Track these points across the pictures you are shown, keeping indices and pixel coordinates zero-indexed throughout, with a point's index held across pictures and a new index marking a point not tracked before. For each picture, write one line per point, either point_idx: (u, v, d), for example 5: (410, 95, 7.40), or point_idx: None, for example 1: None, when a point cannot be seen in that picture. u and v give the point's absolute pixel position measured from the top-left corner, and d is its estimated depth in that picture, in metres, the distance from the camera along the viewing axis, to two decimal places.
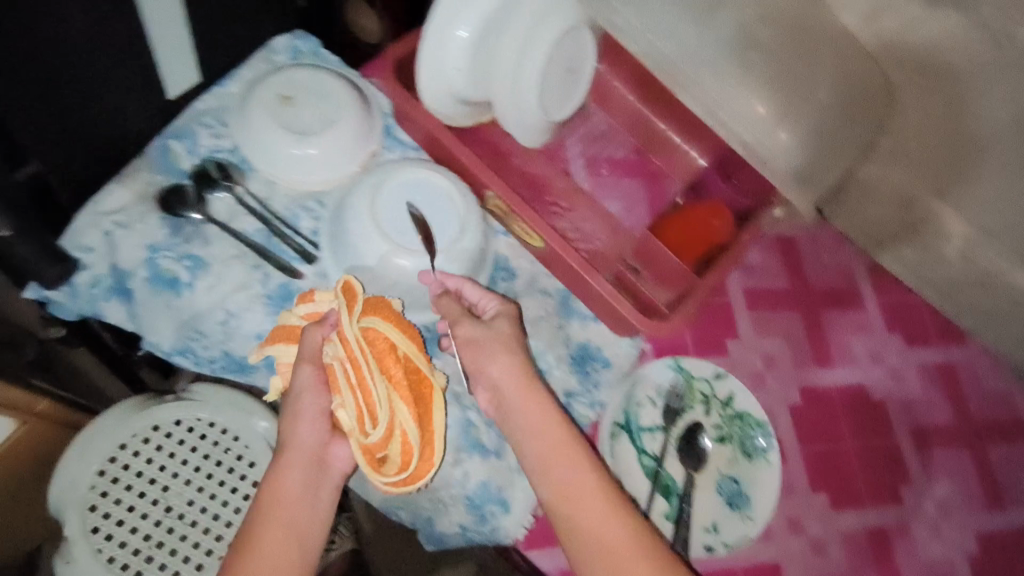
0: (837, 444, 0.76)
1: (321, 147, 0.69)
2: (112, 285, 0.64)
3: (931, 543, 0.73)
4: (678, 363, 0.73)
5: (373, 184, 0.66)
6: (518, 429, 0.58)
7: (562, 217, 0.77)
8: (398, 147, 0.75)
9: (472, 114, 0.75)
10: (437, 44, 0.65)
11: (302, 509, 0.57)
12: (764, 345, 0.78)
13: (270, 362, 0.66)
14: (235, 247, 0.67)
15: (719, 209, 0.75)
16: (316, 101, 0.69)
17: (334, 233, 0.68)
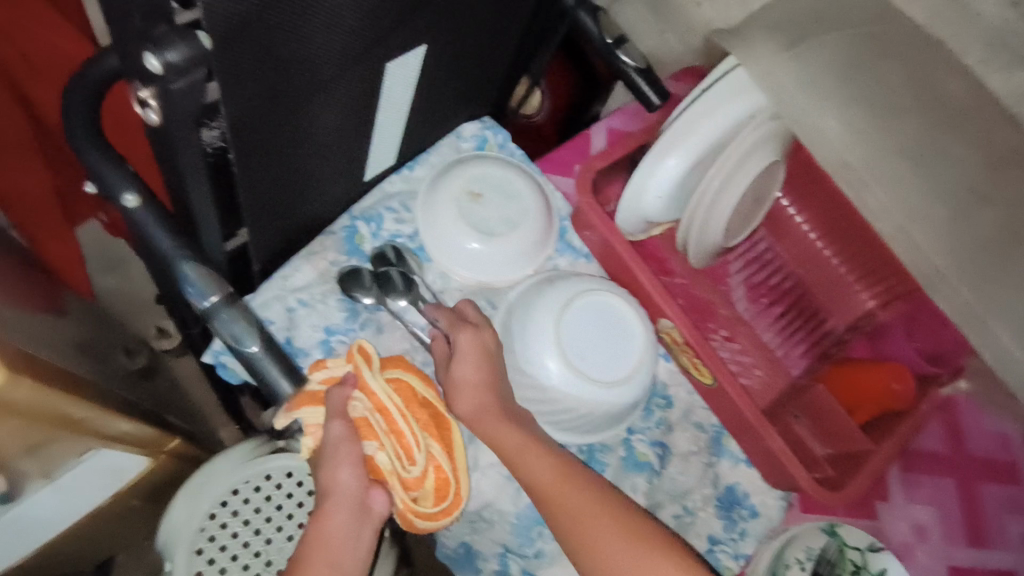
0: None
1: (504, 250, 0.69)
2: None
3: None
4: (833, 527, 0.64)
5: (557, 300, 0.65)
6: (558, 488, 0.55)
7: (723, 346, 0.75)
8: (569, 253, 0.75)
9: (651, 230, 0.73)
10: (653, 173, 0.63)
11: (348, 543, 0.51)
12: (915, 513, 0.73)
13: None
14: (405, 339, 0.67)
15: (903, 373, 0.70)
16: (505, 201, 0.69)
17: (507, 341, 0.67)
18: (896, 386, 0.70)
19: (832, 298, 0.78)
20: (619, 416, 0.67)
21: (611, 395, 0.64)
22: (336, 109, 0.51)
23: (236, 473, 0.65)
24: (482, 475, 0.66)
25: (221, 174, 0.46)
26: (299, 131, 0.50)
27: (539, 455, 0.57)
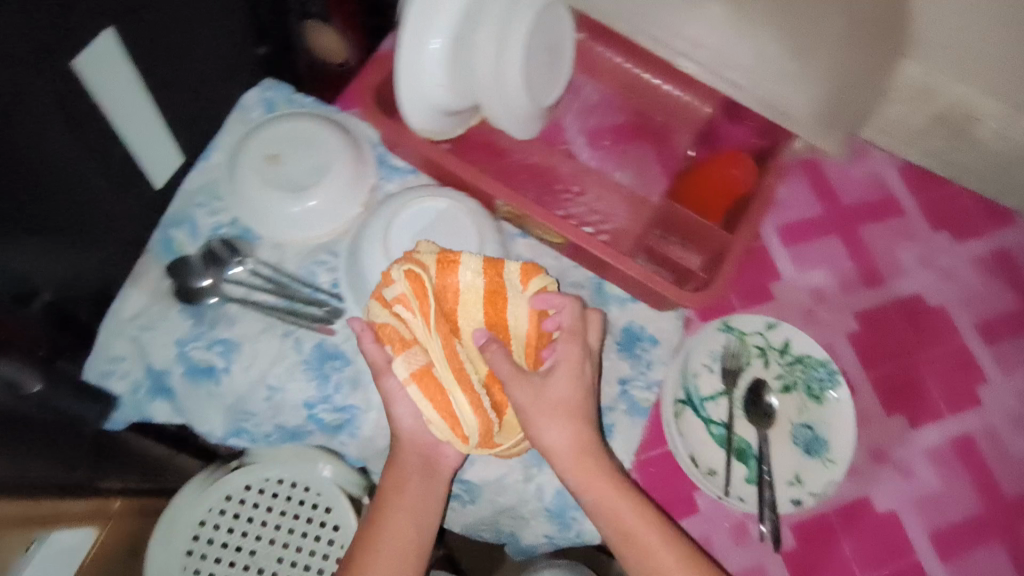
0: (903, 362, 0.73)
1: (321, 198, 0.67)
2: (153, 386, 0.65)
3: (1018, 438, 0.71)
4: (728, 322, 0.70)
5: (383, 221, 0.66)
6: (595, 488, 0.56)
7: (579, 203, 0.75)
8: (396, 176, 0.74)
9: (460, 122, 0.72)
10: (415, 62, 0.61)
11: (407, 531, 0.57)
12: (808, 279, 0.76)
13: (323, 424, 0.66)
14: (263, 319, 0.67)
15: (736, 158, 0.72)
16: (303, 151, 0.68)
17: (354, 281, 0.67)
18: (734, 172, 0.71)
19: (670, 114, 0.80)
20: None
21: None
22: (58, 122, 0.51)
23: (200, 503, 0.61)
24: (379, 413, 0.66)
25: None
26: (27, 167, 0.50)
27: (592, 468, 0.56)
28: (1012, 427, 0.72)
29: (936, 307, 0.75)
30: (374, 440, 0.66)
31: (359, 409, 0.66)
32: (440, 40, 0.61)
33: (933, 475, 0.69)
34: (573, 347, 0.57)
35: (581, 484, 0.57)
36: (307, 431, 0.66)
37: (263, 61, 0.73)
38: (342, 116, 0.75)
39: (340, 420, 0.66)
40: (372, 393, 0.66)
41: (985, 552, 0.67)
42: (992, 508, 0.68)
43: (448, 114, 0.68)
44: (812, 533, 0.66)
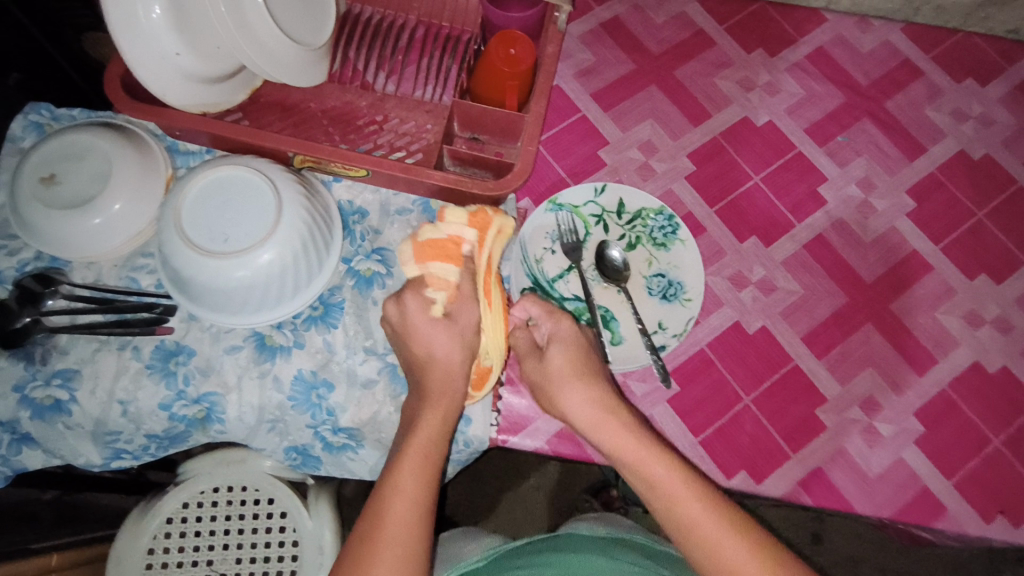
0: (965, 221, 0.71)
1: (119, 201, 0.59)
2: (11, 437, 0.58)
3: (866, 223, 0.71)
4: (556, 200, 0.65)
5: (172, 206, 0.57)
6: (630, 452, 0.54)
7: (386, 130, 0.69)
8: (193, 160, 0.66)
9: (239, 85, 0.66)
10: (138, 40, 0.54)
11: (432, 432, 0.53)
12: (635, 137, 0.72)
13: (190, 420, 0.59)
14: (94, 340, 0.59)
15: (512, 37, 0.62)
16: (78, 165, 0.59)
17: (172, 275, 0.58)
18: (512, 52, 0.61)
19: None
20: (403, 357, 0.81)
21: (271, 254, 0.56)
22: None
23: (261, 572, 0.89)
24: (240, 392, 0.59)
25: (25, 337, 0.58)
26: None
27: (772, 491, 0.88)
28: None
29: (787, 129, 0.74)
30: (242, 419, 0.60)
31: (217, 395, 0.59)
32: (160, 9, 0.54)
33: (822, 272, 0.69)
34: (563, 321, 0.59)
35: (594, 431, 0.55)
36: (180, 431, 0.59)
37: (21, 89, 0.67)
38: (122, 117, 0.65)
39: None
40: (228, 374, 0.59)
41: (856, 333, 0.67)
42: (853, 294, 0.68)
43: (217, 81, 0.62)
44: (735, 347, 0.66)
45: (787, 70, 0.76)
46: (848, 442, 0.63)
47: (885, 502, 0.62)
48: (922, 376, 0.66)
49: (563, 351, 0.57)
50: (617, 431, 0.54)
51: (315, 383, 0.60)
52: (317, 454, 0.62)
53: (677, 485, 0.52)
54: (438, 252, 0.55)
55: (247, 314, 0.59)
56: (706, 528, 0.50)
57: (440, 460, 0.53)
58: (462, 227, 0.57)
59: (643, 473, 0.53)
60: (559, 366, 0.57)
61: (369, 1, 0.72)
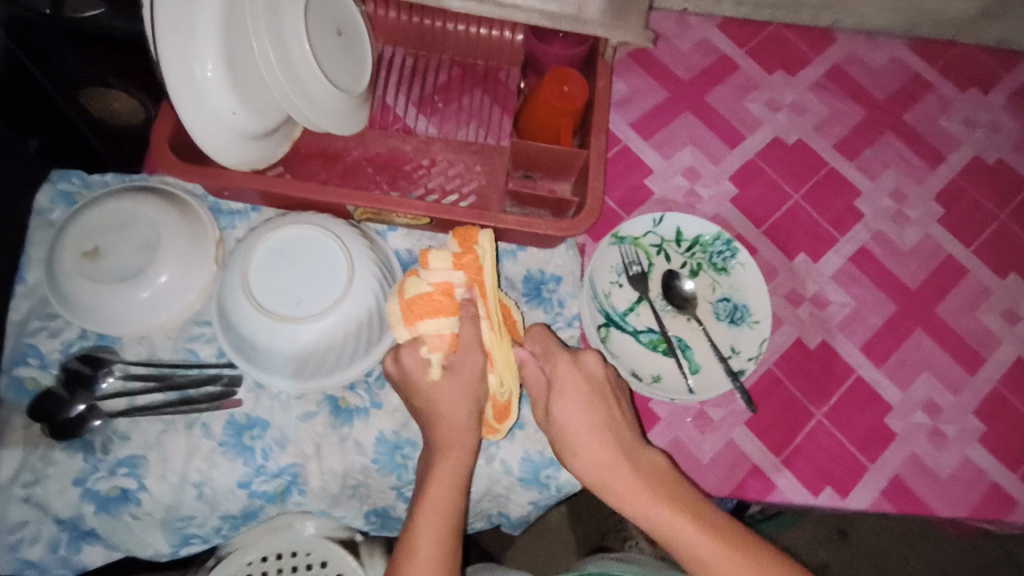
0: (991, 224, 0.75)
1: (170, 270, 0.56)
2: (69, 535, 0.53)
3: (903, 231, 0.73)
4: (617, 234, 0.65)
5: (238, 271, 0.54)
6: (629, 498, 0.50)
7: (434, 173, 0.67)
8: (240, 220, 0.63)
9: (281, 138, 0.63)
10: (193, 99, 0.51)
11: (449, 493, 0.50)
12: (678, 164, 0.73)
13: (269, 495, 0.56)
14: (159, 420, 0.55)
15: (564, 74, 0.62)
16: (124, 237, 0.56)
17: (236, 343, 0.56)
18: (565, 89, 0.61)
19: None
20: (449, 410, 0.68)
21: (343, 314, 0.54)
22: None
23: None
24: (321, 459, 0.56)
25: (83, 426, 0.54)
26: None
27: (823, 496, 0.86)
28: None
29: (818, 147, 0.76)
30: (325, 488, 0.57)
31: (298, 465, 0.56)
32: (213, 65, 0.51)
33: (870, 282, 0.71)
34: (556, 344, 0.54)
35: (610, 494, 0.51)
36: (257, 507, 0.56)
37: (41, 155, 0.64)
38: (157, 179, 0.62)
39: None
40: (305, 443, 0.56)
41: (909, 340, 0.69)
42: (901, 301, 0.71)
43: (265, 135, 0.59)
44: (800, 363, 0.67)
45: (810, 90, 0.79)
46: (918, 446, 0.65)
47: (959, 502, 0.64)
48: (973, 375, 0.69)
49: (567, 398, 0.53)
50: (621, 478, 0.51)
51: (399, 443, 0.57)
52: (400, 514, 0.59)
53: (685, 524, 0.49)
54: (406, 314, 0.50)
55: (314, 378, 0.56)
56: (708, 556, 0.48)
57: (451, 532, 0.50)
58: (448, 272, 0.50)
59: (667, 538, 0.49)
60: (570, 423, 0.52)
61: (402, 44, 0.71)
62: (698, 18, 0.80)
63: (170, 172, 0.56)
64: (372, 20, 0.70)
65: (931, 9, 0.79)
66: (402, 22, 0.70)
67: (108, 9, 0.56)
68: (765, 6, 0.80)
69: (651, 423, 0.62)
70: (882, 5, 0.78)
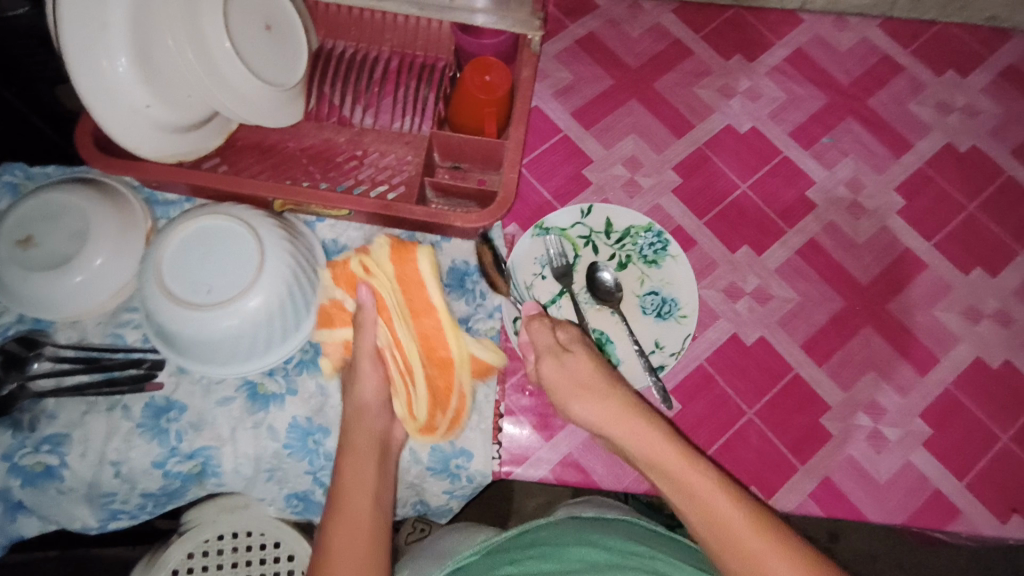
0: (957, 216, 0.71)
1: (100, 257, 0.58)
2: (5, 506, 0.57)
3: (857, 224, 0.70)
4: (543, 225, 0.64)
5: (153, 261, 0.56)
6: (649, 445, 0.52)
7: (366, 164, 0.69)
8: (174, 209, 0.65)
9: (214, 130, 0.64)
10: (106, 96, 0.53)
11: (368, 482, 0.54)
12: (618, 153, 0.71)
13: (186, 476, 0.58)
14: (82, 401, 0.58)
15: (486, 63, 0.61)
16: (55, 225, 0.58)
17: (158, 331, 0.57)
18: (488, 79, 0.61)
19: None
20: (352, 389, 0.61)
21: (258, 300, 0.55)
22: None
23: None
24: (235, 443, 0.58)
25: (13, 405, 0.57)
26: None
27: None
28: None
29: (771, 135, 0.73)
30: (239, 470, 0.59)
31: (212, 448, 0.58)
32: (124, 61, 0.52)
33: (816, 276, 0.68)
34: (545, 333, 0.57)
35: (619, 433, 0.53)
36: (177, 487, 0.59)
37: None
38: (97, 171, 0.64)
39: None
40: (221, 427, 0.59)
41: (856, 337, 0.66)
42: (850, 297, 0.67)
43: (191, 129, 0.61)
44: (734, 359, 0.65)
45: (767, 75, 0.75)
46: (856, 449, 0.62)
47: (897, 509, 0.60)
48: (926, 376, 0.65)
49: (581, 367, 0.55)
50: (632, 424, 0.53)
51: (311, 429, 0.59)
52: (319, 500, 0.61)
53: (700, 477, 0.50)
54: (348, 299, 0.59)
55: (233, 365, 0.58)
56: (738, 525, 0.47)
57: (374, 535, 0.52)
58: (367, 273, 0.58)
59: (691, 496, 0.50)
60: (581, 372, 0.55)
61: (341, 35, 0.71)
62: (653, 2, 0.78)
63: (94, 164, 0.59)
64: (312, 12, 0.70)
65: None
66: (340, 13, 0.70)
67: (31, 7, 0.62)
68: None
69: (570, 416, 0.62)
70: None
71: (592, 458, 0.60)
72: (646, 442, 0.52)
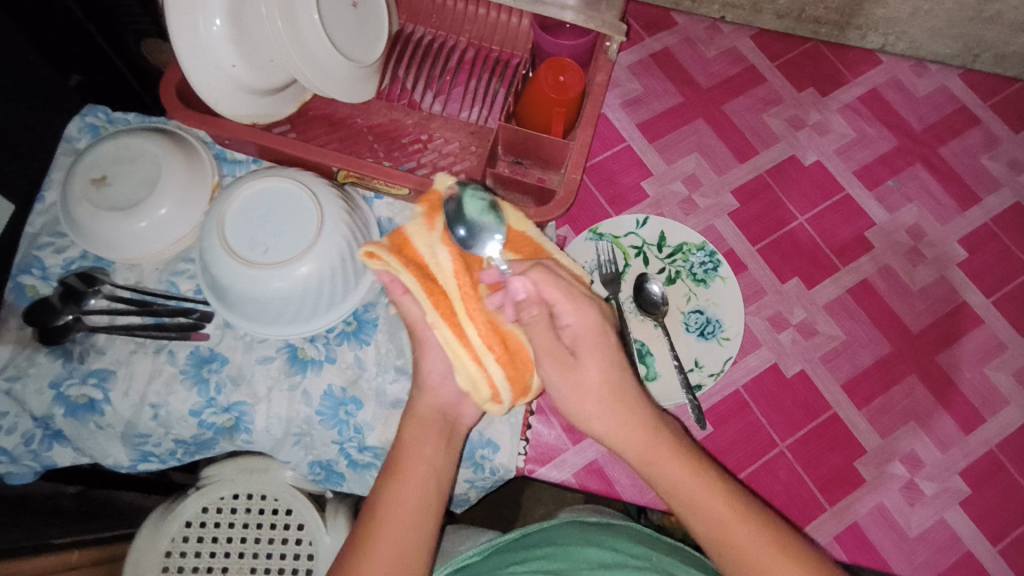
0: (1020, 276, 0.69)
1: (165, 206, 0.60)
2: (43, 433, 0.58)
3: (914, 271, 0.69)
4: (596, 230, 0.65)
5: (217, 215, 0.57)
6: (663, 470, 0.49)
7: (430, 149, 0.69)
8: (240, 169, 0.67)
9: (289, 98, 0.66)
10: (198, 51, 0.55)
11: (443, 465, 0.52)
12: (679, 169, 0.71)
13: (218, 428, 0.60)
14: (132, 341, 0.60)
15: (562, 64, 0.62)
16: (129, 169, 0.60)
17: (211, 283, 0.59)
18: (561, 79, 0.61)
19: None
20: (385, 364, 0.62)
21: (310, 266, 0.56)
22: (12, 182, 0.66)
23: (163, 536, 0.68)
24: (269, 402, 0.60)
25: (67, 335, 0.59)
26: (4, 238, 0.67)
27: None
28: None
29: (836, 171, 0.72)
30: (269, 430, 0.60)
31: (246, 405, 0.59)
32: (218, 21, 0.54)
33: (866, 318, 0.67)
34: (545, 329, 0.49)
35: (641, 460, 0.50)
36: (208, 437, 0.60)
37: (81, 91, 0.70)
38: (173, 123, 0.66)
39: (367, 459, 0.60)
40: (258, 385, 0.60)
41: (900, 384, 0.65)
42: (898, 344, 0.66)
43: (270, 94, 0.62)
44: (771, 389, 0.64)
45: (838, 111, 0.74)
46: (887, 498, 0.61)
47: (923, 565, 0.59)
48: (969, 435, 0.63)
49: (583, 377, 0.50)
50: (637, 426, 0.50)
51: (344, 400, 0.60)
52: (341, 471, 0.61)
53: (706, 490, 0.48)
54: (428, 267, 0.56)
55: (278, 327, 0.60)
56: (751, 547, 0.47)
57: (429, 520, 0.50)
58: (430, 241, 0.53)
59: (705, 515, 0.48)
60: (600, 378, 0.50)
61: (421, 21, 0.73)
62: (731, 26, 0.78)
63: (175, 116, 0.61)
64: None
65: (986, 41, 0.73)
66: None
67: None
68: (803, 20, 0.76)
69: None
70: (930, 31, 0.73)
71: (617, 468, 0.60)
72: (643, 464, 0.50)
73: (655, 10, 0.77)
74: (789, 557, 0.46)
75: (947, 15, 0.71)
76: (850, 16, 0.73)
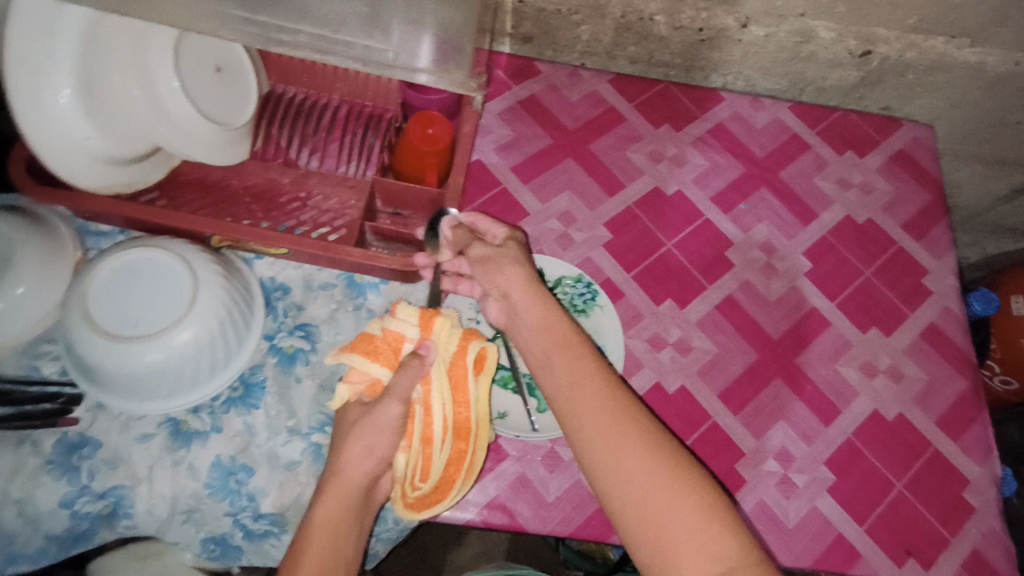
0: (856, 279, 0.78)
1: (22, 285, 0.56)
2: None
3: (770, 283, 0.76)
4: None
5: (78, 289, 0.55)
6: (568, 366, 0.49)
7: (309, 207, 0.70)
8: (106, 241, 0.65)
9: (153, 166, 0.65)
10: (48, 125, 0.53)
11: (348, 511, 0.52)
12: (554, 208, 0.76)
13: (94, 517, 0.56)
14: None
15: (429, 116, 0.65)
16: None
17: (78, 363, 0.56)
18: (430, 131, 0.64)
19: None
20: (276, 428, 0.60)
21: (188, 333, 0.55)
22: None
23: None
24: (151, 483, 0.57)
25: None
26: None
27: None
28: (954, 296, 0.79)
29: (694, 198, 0.79)
30: (154, 512, 0.57)
31: (125, 488, 0.56)
32: (68, 92, 0.52)
33: (732, 330, 0.73)
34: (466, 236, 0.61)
35: (554, 358, 0.50)
36: (84, 529, 0.56)
37: None
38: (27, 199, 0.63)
39: (264, 528, 0.58)
40: (138, 466, 0.57)
41: (768, 388, 0.71)
42: (762, 350, 0.72)
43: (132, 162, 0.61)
44: (655, 406, 0.68)
45: (691, 144, 0.82)
46: (766, 494, 0.66)
47: (803, 552, 0.64)
48: (829, 426, 0.70)
49: (501, 268, 0.57)
50: (552, 326, 0.52)
51: (234, 468, 0.58)
52: (238, 544, 0.58)
53: (601, 393, 0.48)
54: (364, 346, 0.56)
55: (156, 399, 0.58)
56: (633, 456, 0.45)
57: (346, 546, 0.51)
58: (406, 324, 0.56)
59: (587, 411, 0.47)
60: (518, 269, 0.56)
61: (293, 81, 0.74)
62: (590, 72, 0.84)
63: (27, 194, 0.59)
64: (265, 58, 0.72)
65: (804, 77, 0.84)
66: (293, 61, 0.72)
67: None
68: (651, 65, 0.83)
69: (499, 458, 0.63)
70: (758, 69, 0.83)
71: (518, 501, 0.61)
72: (565, 377, 0.49)
73: (520, 60, 0.82)
74: (654, 449, 0.45)
75: (770, 56, 0.81)
76: (690, 59, 0.82)
